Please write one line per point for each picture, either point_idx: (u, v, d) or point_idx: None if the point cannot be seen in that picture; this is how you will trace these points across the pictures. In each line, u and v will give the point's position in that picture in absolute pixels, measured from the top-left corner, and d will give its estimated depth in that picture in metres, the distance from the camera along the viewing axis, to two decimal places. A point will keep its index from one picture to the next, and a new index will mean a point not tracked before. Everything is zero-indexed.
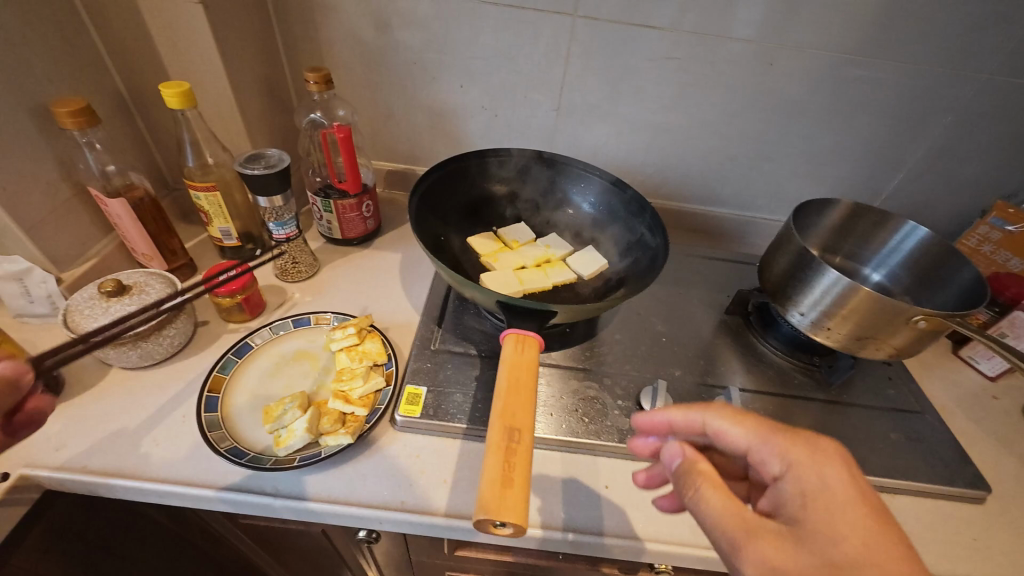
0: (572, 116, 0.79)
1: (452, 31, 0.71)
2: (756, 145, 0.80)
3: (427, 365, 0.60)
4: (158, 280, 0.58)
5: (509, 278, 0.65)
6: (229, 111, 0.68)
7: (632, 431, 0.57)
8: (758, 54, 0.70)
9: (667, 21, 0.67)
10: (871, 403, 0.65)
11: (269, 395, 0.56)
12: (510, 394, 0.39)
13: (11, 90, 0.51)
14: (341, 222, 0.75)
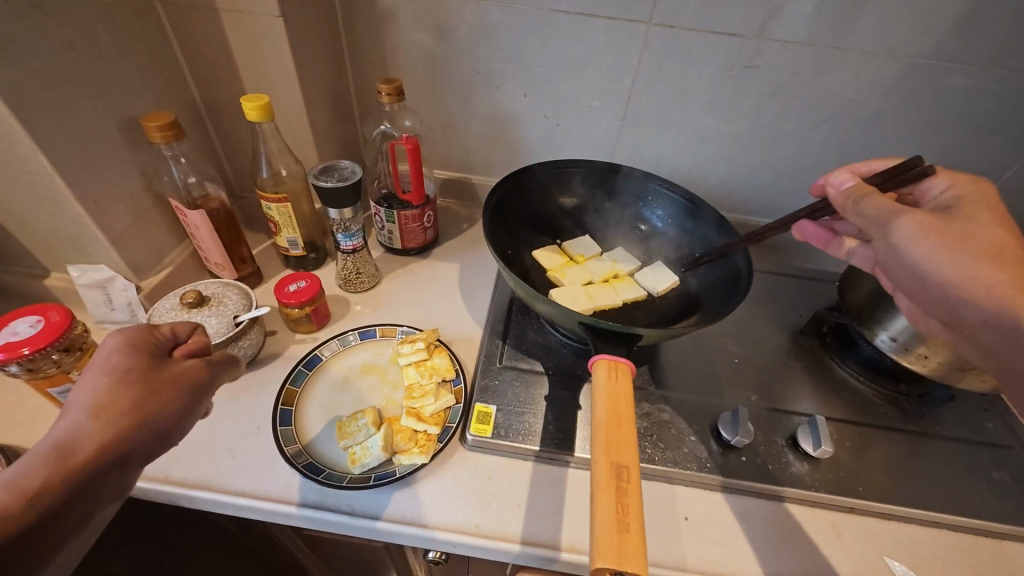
0: (638, 126, 0.77)
1: (520, 40, 0.70)
2: (833, 157, 0.76)
3: (494, 382, 0.59)
4: (234, 291, 0.58)
5: (579, 294, 0.63)
6: (300, 122, 0.68)
7: (710, 459, 0.54)
8: (843, 62, 0.66)
9: (748, 27, 0.64)
10: (968, 438, 0.60)
11: (340, 409, 0.56)
12: (610, 427, 0.37)
13: (104, 105, 0.53)
14: (402, 232, 0.75)
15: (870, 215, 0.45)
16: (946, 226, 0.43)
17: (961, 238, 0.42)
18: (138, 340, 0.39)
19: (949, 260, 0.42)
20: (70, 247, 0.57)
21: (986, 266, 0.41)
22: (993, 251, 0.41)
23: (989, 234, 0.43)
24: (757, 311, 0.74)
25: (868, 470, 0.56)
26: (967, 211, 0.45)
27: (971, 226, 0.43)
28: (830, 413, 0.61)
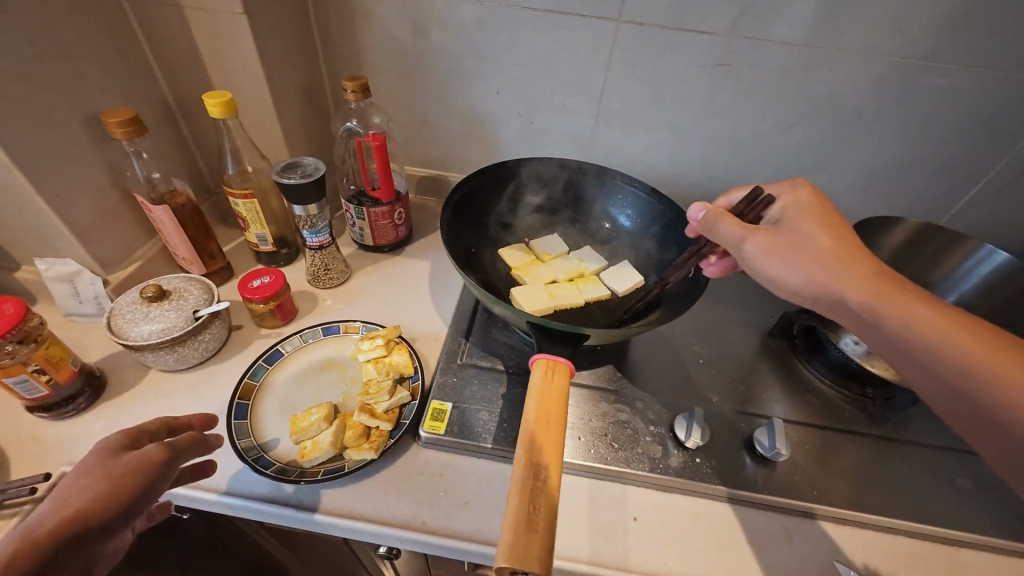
0: (611, 124, 0.77)
1: (490, 37, 0.70)
2: (809, 156, 0.75)
3: (453, 380, 0.59)
4: (196, 286, 0.59)
5: (541, 292, 0.63)
6: (270, 119, 0.69)
7: (664, 460, 0.54)
8: (816, 59, 0.65)
9: (718, 25, 0.64)
10: (935, 443, 0.59)
11: (297, 404, 0.56)
12: (537, 427, 0.38)
13: (67, 101, 0.53)
14: (373, 228, 0.75)
15: (729, 237, 0.49)
16: (779, 240, 0.48)
17: (792, 246, 0.47)
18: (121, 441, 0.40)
19: (791, 268, 0.46)
20: (37, 240, 0.58)
21: (817, 267, 0.45)
22: (818, 255, 0.46)
23: (814, 237, 0.47)
24: (727, 312, 0.73)
25: (827, 474, 0.55)
26: (796, 220, 0.49)
27: (801, 233, 0.48)
28: (793, 416, 0.60)
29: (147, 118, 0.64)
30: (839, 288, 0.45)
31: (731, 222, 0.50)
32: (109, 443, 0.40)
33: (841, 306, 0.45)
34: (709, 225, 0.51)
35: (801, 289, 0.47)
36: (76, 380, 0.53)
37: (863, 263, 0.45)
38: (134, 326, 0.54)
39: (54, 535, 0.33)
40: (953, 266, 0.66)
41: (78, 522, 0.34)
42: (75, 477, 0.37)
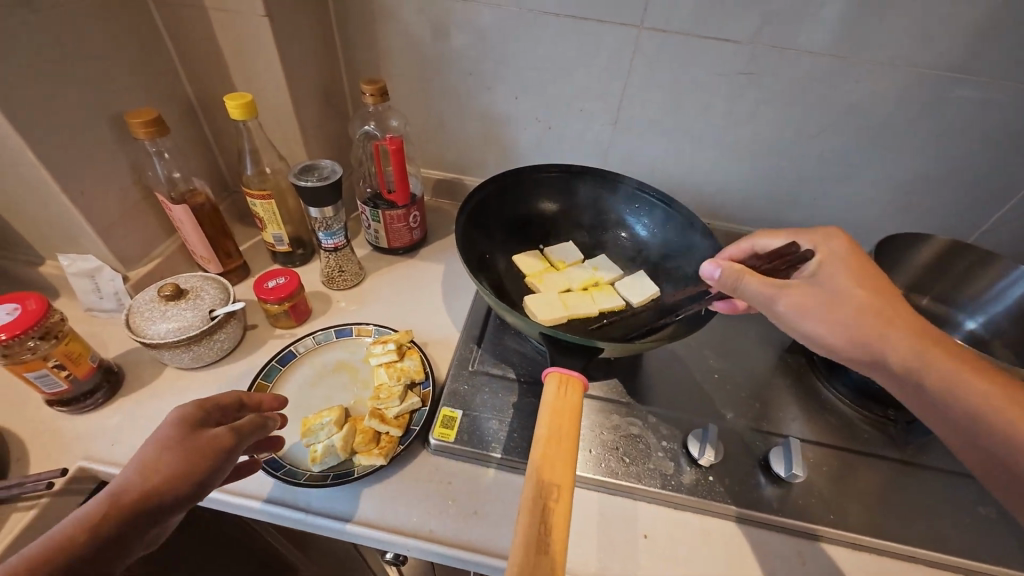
0: (629, 131, 0.76)
1: (510, 42, 0.69)
2: (834, 168, 0.73)
3: (464, 387, 0.59)
4: (213, 285, 0.60)
5: (554, 301, 0.62)
6: (289, 120, 0.70)
7: (676, 477, 0.53)
8: (844, 70, 0.63)
9: (743, 33, 0.62)
10: (960, 469, 0.57)
11: (309, 406, 0.56)
12: (549, 444, 0.40)
13: (93, 101, 0.54)
14: (388, 231, 0.75)
15: (757, 293, 0.48)
16: (815, 296, 0.47)
17: (831, 305, 0.47)
18: (194, 415, 0.40)
19: (830, 327, 0.46)
20: (61, 237, 0.60)
21: (857, 329, 0.46)
22: (857, 313, 0.46)
23: (854, 297, 0.47)
24: (744, 325, 0.72)
25: (844, 497, 0.53)
26: (834, 279, 0.48)
27: (837, 292, 0.47)
28: (810, 436, 0.59)
29: (170, 118, 0.65)
30: (879, 345, 0.45)
31: (754, 277, 0.48)
32: (185, 417, 0.40)
33: (880, 361, 0.46)
34: (731, 281, 0.49)
35: (838, 347, 0.47)
36: (94, 376, 0.54)
37: (902, 322, 0.45)
38: (151, 324, 0.54)
39: (131, 507, 0.35)
40: (982, 285, 0.64)
41: (153, 498, 0.36)
42: (154, 448, 0.37)
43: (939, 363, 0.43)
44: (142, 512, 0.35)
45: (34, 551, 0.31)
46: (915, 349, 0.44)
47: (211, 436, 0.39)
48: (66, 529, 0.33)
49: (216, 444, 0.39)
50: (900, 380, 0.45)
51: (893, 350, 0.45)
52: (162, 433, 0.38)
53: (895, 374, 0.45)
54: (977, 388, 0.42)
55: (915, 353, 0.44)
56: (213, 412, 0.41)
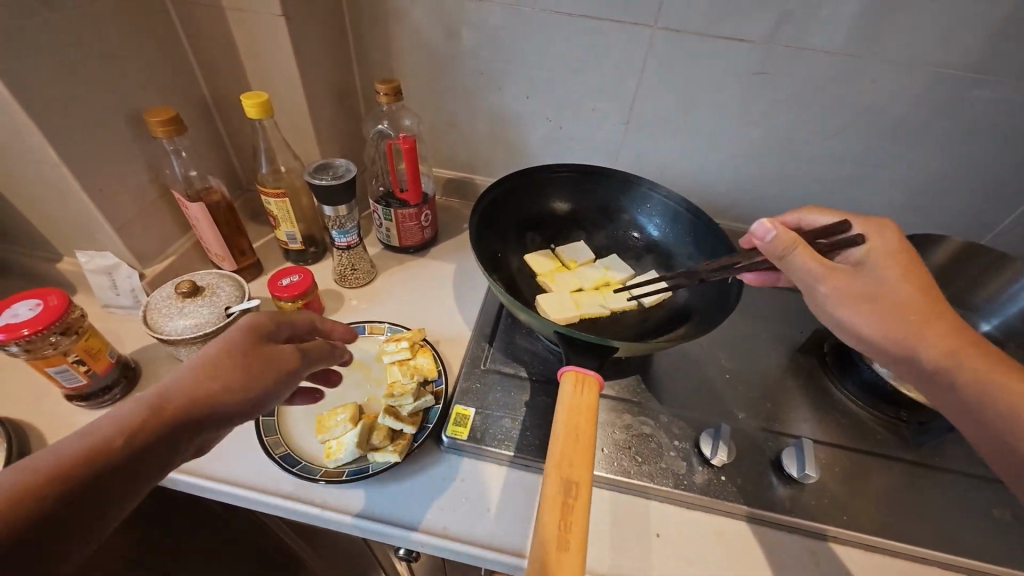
0: (641, 131, 0.76)
1: (522, 42, 0.70)
2: (847, 168, 0.73)
3: (476, 385, 0.59)
4: (228, 283, 0.60)
5: (566, 300, 0.62)
6: (303, 119, 0.70)
7: (688, 477, 0.53)
8: (858, 70, 0.63)
9: (756, 33, 0.62)
10: (972, 471, 0.57)
11: (323, 403, 0.57)
12: (567, 444, 0.40)
13: (112, 100, 0.55)
14: (399, 229, 0.75)
15: (803, 270, 0.46)
16: (859, 288, 0.46)
17: (873, 300, 0.46)
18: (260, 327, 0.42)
19: (866, 321, 0.46)
20: (79, 234, 0.60)
21: (896, 327, 0.45)
22: (897, 309, 0.45)
23: (897, 293, 0.46)
24: (755, 326, 0.72)
25: (857, 497, 0.53)
26: (881, 273, 0.47)
27: (880, 285, 0.46)
28: (822, 437, 0.59)
29: (186, 117, 0.65)
30: (912, 343, 0.44)
31: (804, 254, 0.46)
32: (246, 333, 0.41)
33: (912, 358, 0.45)
34: (780, 253, 0.46)
35: (869, 340, 0.46)
36: (112, 371, 0.55)
37: (942, 322, 0.44)
38: (168, 321, 0.55)
39: (186, 408, 0.35)
40: (997, 287, 0.64)
41: (210, 403, 0.36)
42: (219, 352, 0.39)
43: (972, 367, 0.43)
44: (195, 417, 0.36)
45: (93, 437, 0.31)
46: (949, 351, 0.44)
47: (269, 356, 0.40)
48: (128, 416, 0.33)
49: (275, 365, 0.40)
50: (929, 379, 0.45)
51: (929, 350, 0.44)
52: (221, 342, 0.39)
53: (927, 373, 0.45)
54: (1008, 393, 0.42)
55: (948, 355, 0.44)
56: (271, 331, 0.43)
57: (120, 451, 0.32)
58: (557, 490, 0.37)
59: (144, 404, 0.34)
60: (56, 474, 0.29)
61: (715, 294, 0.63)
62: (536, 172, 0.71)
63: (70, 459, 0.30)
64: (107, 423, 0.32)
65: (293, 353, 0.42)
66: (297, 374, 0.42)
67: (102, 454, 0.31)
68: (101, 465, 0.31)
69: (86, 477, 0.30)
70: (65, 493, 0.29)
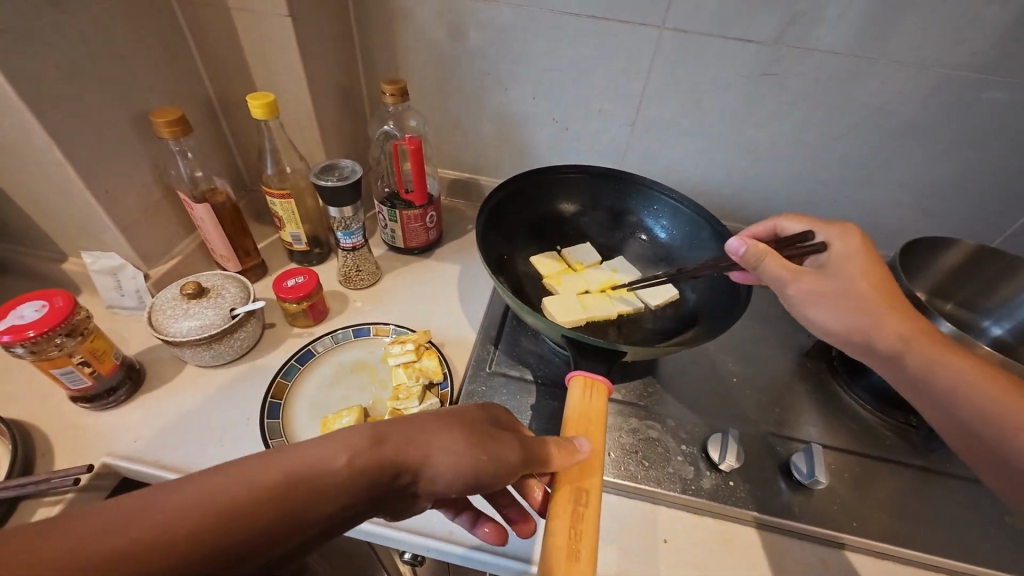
0: (647, 132, 0.75)
1: (529, 43, 0.69)
2: (857, 171, 0.72)
3: (482, 388, 0.58)
4: (233, 284, 0.60)
5: (573, 303, 0.62)
6: (308, 120, 0.70)
7: (696, 482, 0.52)
8: (870, 72, 0.62)
9: (766, 33, 0.61)
10: None
11: (329, 405, 0.57)
12: None
13: (118, 100, 0.55)
14: (404, 231, 0.75)
15: (774, 275, 0.50)
16: (823, 283, 0.49)
17: (838, 293, 0.49)
18: (493, 412, 0.38)
19: (831, 313, 0.49)
20: (84, 234, 0.60)
21: (858, 318, 0.48)
22: (860, 303, 0.48)
23: (857, 285, 0.48)
24: (762, 329, 0.71)
25: (866, 504, 0.53)
26: (844, 267, 0.49)
27: (843, 280, 0.49)
28: (831, 442, 0.58)
29: (191, 117, 0.65)
30: (872, 331, 0.48)
31: (774, 259, 0.49)
32: (479, 410, 0.37)
33: (871, 343, 0.49)
34: (753, 260, 0.50)
35: (835, 331, 0.50)
36: (117, 372, 0.55)
37: (898, 310, 0.47)
38: (174, 322, 0.55)
39: (394, 463, 0.31)
40: (1009, 291, 0.63)
41: (416, 463, 0.32)
42: (449, 413, 0.36)
43: (924, 349, 0.47)
44: (390, 474, 0.31)
45: (296, 461, 0.28)
46: (904, 336, 0.47)
47: (507, 440, 0.35)
48: (351, 450, 0.30)
49: (512, 452, 0.35)
50: (886, 360, 0.49)
51: (884, 336, 0.47)
52: (456, 410, 0.36)
53: (882, 355, 0.49)
54: (956, 372, 0.45)
55: (903, 339, 0.47)
56: (499, 417, 0.39)
57: (337, 488, 0.29)
58: (569, 494, 0.38)
59: (367, 438, 0.31)
60: (229, 497, 0.26)
61: (722, 298, 0.63)
62: (544, 175, 0.71)
63: (229, 481, 0.26)
64: (326, 452, 0.29)
65: (527, 445, 0.37)
66: (531, 466, 0.36)
67: (290, 485, 0.27)
68: (285, 499, 0.27)
69: (262, 512, 0.26)
70: (233, 527, 0.25)
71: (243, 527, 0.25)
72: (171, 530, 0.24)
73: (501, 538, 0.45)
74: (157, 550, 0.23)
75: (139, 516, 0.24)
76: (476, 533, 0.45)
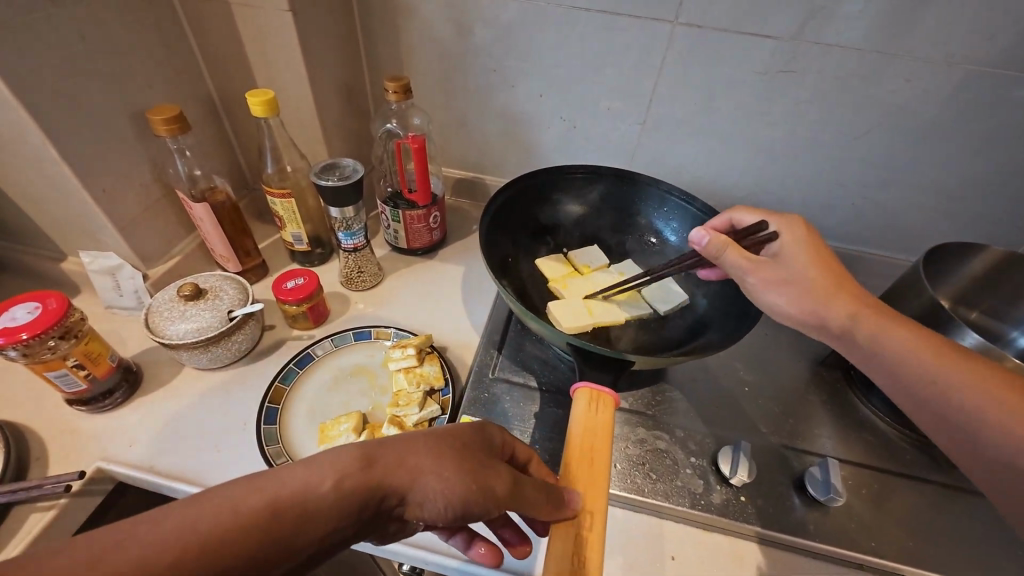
0: (658, 131, 0.73)
1: (536, 39, 0.67)
2: (878, 172, 0.69)
3: (484, 395, 0.57)
4: (231, 285, 0.59)
5: (579, 307, 0.60)
6: (311, 118, 0.69)
7: (705, 496, 0.50)
8: (896, 69, 0.59)
9: (784, 28, 0.59)
10: None
11: (327, 411, 0.55)
12: (579, 466, 0.40)
13: (115, 97, 0.53)
14: (407, 231, 0.73)
15: (736, 266, 0.48)
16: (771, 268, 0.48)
17: (784, 278, 0.47)
18: (490, 434, 0.37)
19: (788, 300, 0.47)
20: (82, 233, 0.59)
21: (806, 299, 0.46)
22: (817, 290, 0.46)
23: (804, 270, 0.47)
24: (776, 336, 0.69)
25: (886, 524, 0.50)
26: (795, 254, 0.48)
27: (788, 265, 0.48)
28: (848, 456, 0.55)
29: (191, 115, 0.64)
30: (829, 317, 0.45)
31: (736, 251, 0.48)
32: (473, 431, 0.36)
33: (823, 324, 0.46)
34: (715, 252, 0.48)
35: (790, 316, 0.47)
36: (113, 375, 0.54)
37: (843, 290, 0.46)
38: (170, 324, 0.54)
39: (382, 487, 0.30)
40: None
41: (404, 487, 0.31)
42: (443, 433, 0.34)
43: (875, 326, 0.44)
44: (377, 497, 0.30)
45: (281, 485, 0.28)
46: (852, 315, 0.45)
47: (499, 466, 0.34)
48: (338, 473, 0.29)
49: (505, 480, 0.34)
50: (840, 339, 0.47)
51: (832, 314, 0.45)
52: (450, 430, 0.35)
53: (836, 336, 0.46)
54: (906, 349, 0.43)
55: (852, 317, 0.45)
56: (495, 440, 0.37)
57: (323, 513, 0.28)
58: (570, 517, 0.37)
59: (354, 459, 0.30)
60: (212, 525, 0.25)
61: (735, 303, 0.61)
62: (550, 175, 0.69)
63: (211, 507, 0.26)
64: (311, 475, 0.29)
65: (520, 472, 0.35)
66: (525, 497, 0.34)
67: (273, 511, 0.27)
68: (268, 526, 0.26)
69: (245, 540, 0.25)
70: (214, 557, 0.24)
71: (225, 556, 0.25)
72: (152, 560, 0.23)
73: (497, 560, 0.42)
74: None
75: (120, 545, 0.23)
76: (472, 554, 0.43)
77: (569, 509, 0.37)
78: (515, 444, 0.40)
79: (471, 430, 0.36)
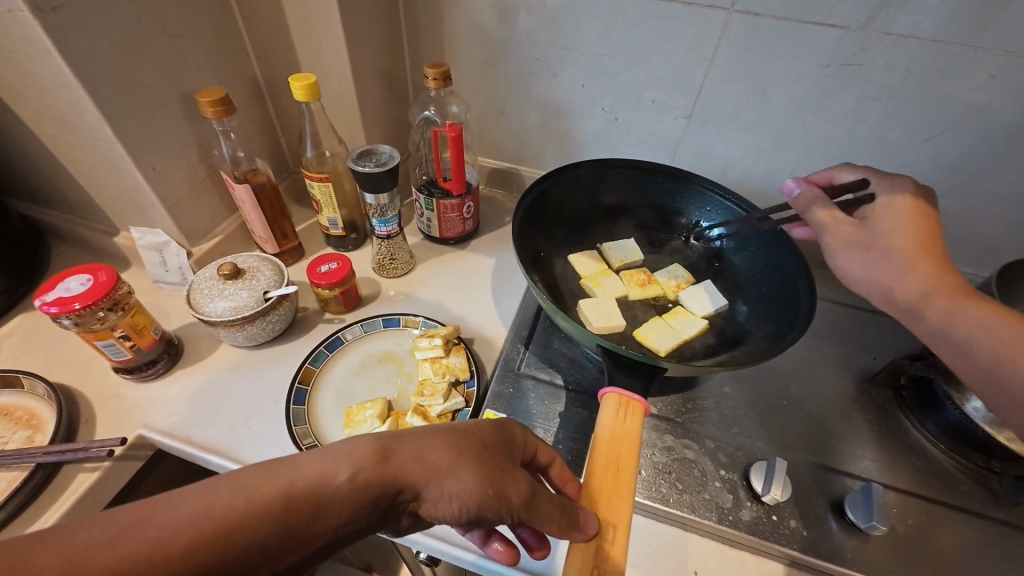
0: (705, 126, 0.69)
1: (582, 25, 0.65)
2: (949, 178, 0.63)
3: (509, 390, 0.56)
4: (268, 266, 0.60)
5: (610, 307, 0.59)
6: (351, 103, 0.69)
7: (733, 512, 0.48)
8: (980, 62, 0.53)
9: (854, 17, 0.54)
10: None
11: (353, 395, 0.56)
12: (606, 474, 0.39)
13: (166, 79, 0.55)
14: (440, 220, 0.73)
15: (817, 223, 0.48)
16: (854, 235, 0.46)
17: (862, 241, 0.46)
18: (513, 436, 0.36)
19: (855, 263, 0.45)
20: (134, 209, 0.62)
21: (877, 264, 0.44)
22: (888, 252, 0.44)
23: (890, 236, 0.44)
24: (819, 349, 0.65)
25: (935, 559, 0.46)
26: (884, 216, 0.45)
27: (872, 232, 0.45)
28: (894, 482, 0.52)
29: (238, 98, 0.65)
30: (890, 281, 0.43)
31: (824, 207, 0.48)
32: (495, 431, 0.35)
33: (889, 294, 0.44)
34: (803, 204, 0.50)
35: (855, 283, 0.46)
36: (156, 347, 0.56)
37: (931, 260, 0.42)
38: (210, 302, 0.56)
39: (396, 480, 0.30)
40: None
41: (420, 484, 0.31)
42: (467, 426, 0.34)
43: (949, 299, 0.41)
44: (390, 491, 0.30)
45: (295, 474, 0.28)
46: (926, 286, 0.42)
47: (518, 473, 0.33)
48: (356, 466, 0.29)
49: (522, 487, 0.33)
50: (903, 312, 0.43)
51: (901, 283, 0.43)
52: (472, 428, 0.34)
53: (899, 309, 0.44)
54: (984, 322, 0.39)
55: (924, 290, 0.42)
56: (517, 442, 0.36)
57: (337, 504, 0.28)
58: (584, 541, 0.36)
59: (373, 451, 0.30)
60: (226, 512, 0.25)
61: (779, 313, 0.57)
62: (572, 177, 0.67)
63: (228, 491, 0.26)
64: (327, 465, 0.29)
65: (538, 481, 0.34)
66: (540, 509, 0.33)
67: (287, 500, 0.27)
68: (282, 513, 0.26)
69: (258, 526, 0.26)
70: (229, 542, 0.25)
71: (239, 542, 0.25)
72: (167, 542, 0.23)
73: (513, 559, 0.41)
74: (152, 564, 0.23)
75: (137, 526, 0.24)
76: (488, 551, 0.42)
77: (582, 533, 0.35)
78: (537, 446, 0.39)
79: (495, 428, 0.35)
